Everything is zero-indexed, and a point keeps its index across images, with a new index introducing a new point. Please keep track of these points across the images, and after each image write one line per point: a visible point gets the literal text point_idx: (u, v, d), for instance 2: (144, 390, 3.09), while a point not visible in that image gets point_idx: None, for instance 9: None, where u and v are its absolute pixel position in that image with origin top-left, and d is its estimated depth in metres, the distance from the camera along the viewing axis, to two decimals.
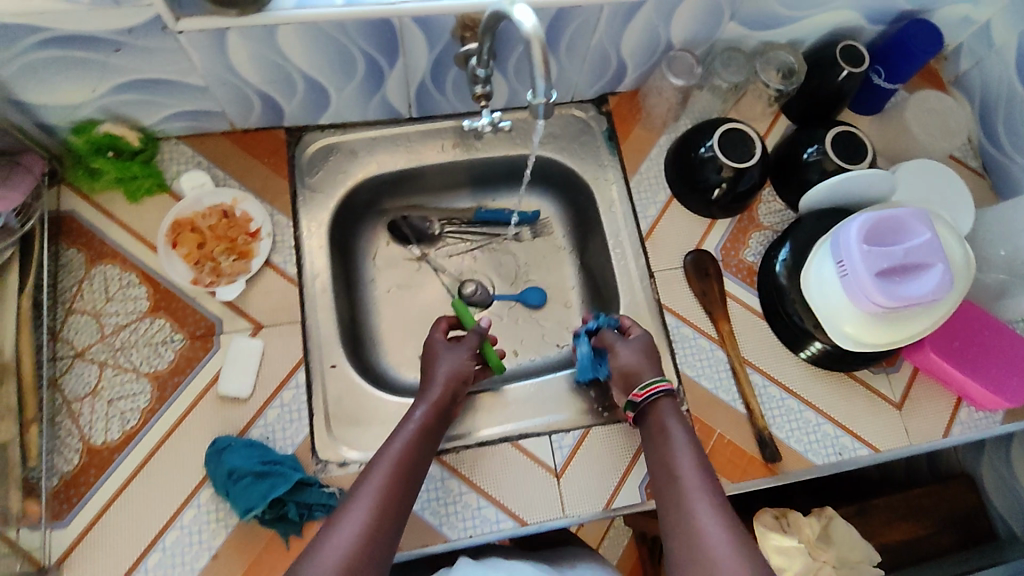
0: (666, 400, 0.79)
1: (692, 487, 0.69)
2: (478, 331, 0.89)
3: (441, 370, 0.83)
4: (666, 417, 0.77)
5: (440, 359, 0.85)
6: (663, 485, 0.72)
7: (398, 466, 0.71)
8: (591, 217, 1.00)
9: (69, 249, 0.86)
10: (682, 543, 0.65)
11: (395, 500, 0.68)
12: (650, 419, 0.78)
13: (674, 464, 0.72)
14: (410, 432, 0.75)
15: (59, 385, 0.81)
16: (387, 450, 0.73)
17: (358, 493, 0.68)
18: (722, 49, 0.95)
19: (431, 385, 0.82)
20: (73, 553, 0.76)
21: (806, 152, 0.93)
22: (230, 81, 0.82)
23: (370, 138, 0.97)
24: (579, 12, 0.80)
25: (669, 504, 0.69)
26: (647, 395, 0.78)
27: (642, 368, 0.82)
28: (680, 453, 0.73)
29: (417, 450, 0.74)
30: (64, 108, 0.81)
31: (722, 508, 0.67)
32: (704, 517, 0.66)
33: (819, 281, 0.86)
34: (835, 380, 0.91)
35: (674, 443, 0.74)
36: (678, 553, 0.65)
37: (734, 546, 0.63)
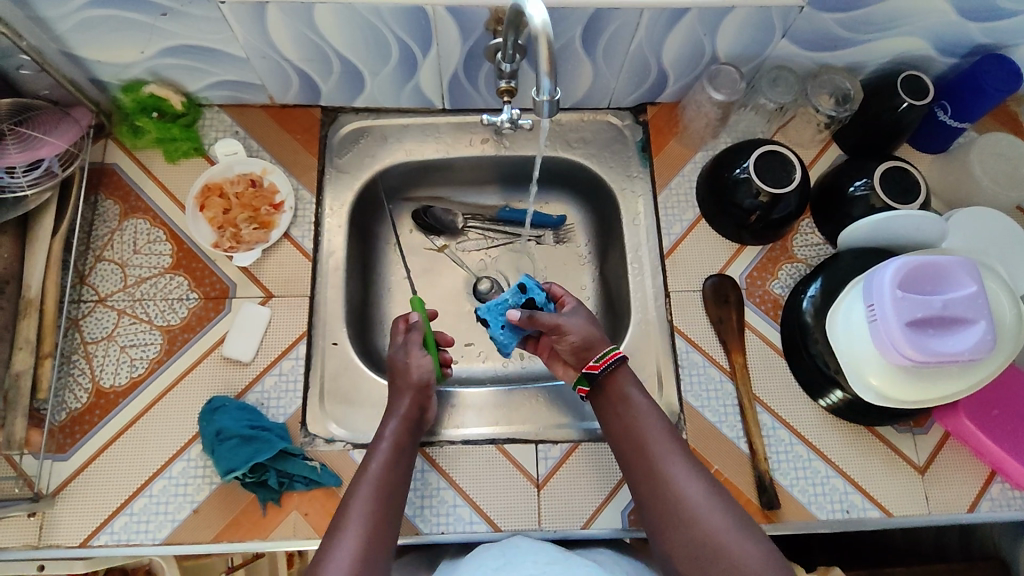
0: (622, 369, 0.78)
1: (670, 458, 0.71)
2: (415, 329, 0.84)
3: (407, 381, 0.80)
4: (626, 386, 0.77)
5: (406, 368, 0.80)
6: (637, 458, 0.73)
7: (380, 489, 0.71)
8: (615, 228, 0.97)
9: (107, 199, 0.91)
10: (677, 523, 0.68)
11: (382, 522, 0.69)
12: (607, 389, 0.77)
13: (645, 435, 0.73)
14: (385, 449, 0.74)
15: (79, 325, 0.85)
16: (367, 473, 0.72)
17: (344, 520, 0.68)
18: (771, 68, 0.91)
19: (397, 396, 0.79)
20: (69, 486, 0.79)
21: (853, 185, 0.87)
22: (270, 55, 0.85)
23: (402, 125, 0.98)
24: (617, 14, 0.79)
25: (650, 480, 0.71)
26: (603, 366, 0.76)
27: (591, 336, 0.78)
28: (649, 420, 0.74)
29: (395, 469, 0.73)
30: (116, 66, 0.86)
31: (700, 473, 0.71)
32: (692, 490, 0.69)
33: (846, 324, 0.80)
34: (852, 432, 0.85)
35: (640, 411, 0.75)
36: (674, 533, 0.68)
37: (727, 515, 0.67)
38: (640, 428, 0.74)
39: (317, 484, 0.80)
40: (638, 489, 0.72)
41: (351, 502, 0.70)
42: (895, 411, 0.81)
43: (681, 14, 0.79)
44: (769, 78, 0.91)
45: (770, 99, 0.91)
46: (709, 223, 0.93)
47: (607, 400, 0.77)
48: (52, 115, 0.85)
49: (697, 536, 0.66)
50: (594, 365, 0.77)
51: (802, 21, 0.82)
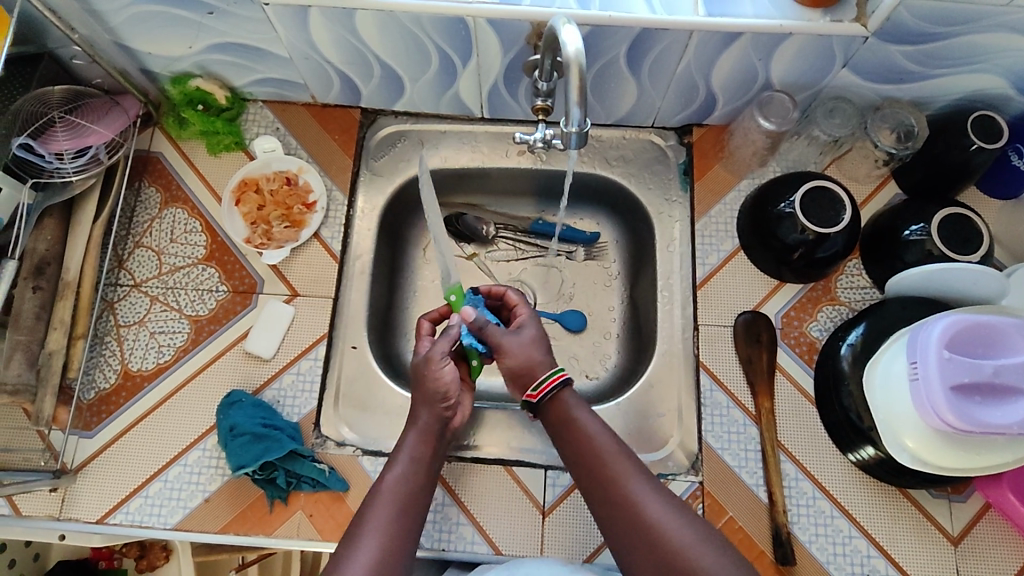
0: (568, 391, 0.72)
1: (628, 475, 0.67)
2: (444, 337, 0.75)
3: (427, 393, 0.73)
4: (573, 405, 0.72)
5: (428, 380, 0.73)
6: (595, 480, 0.68)
7: (400, 502, 0.68)
8: (648, 253, 0.94)
9: (150, 187, 0.93)
10: (643, 544, 0.63)
11: (401, 534, 0.66)
12: (554, 413, 0.72)
13: (600, 454, 0.68)
14: (406, 459, 0.71)
15: (113, 307, 0.88)
16: (385, 484, 0.69)
17: (361, 528, 0.66)
18: (828, 97, 0.86)
19: (419, 405, 0.75)
20: (92, 462, 0.82)
21: (908, 228, 0.81)
22: (312, 56, 0.85)
23: (440, 131, 0.98)
24: (664, 35, 0.75)
25: (611, 501, 0.66)
26: (540, 395, 0.71)
27: (531, 360, 0.73)
28: (602, 438, 0.69)
29: (415, 482, 0.70)
30: (166, 59, 0.88)
31: (661, 490, 0.67)
32: (655, 508, 0.65)
33: (885, 378, 0.75)
34: (882, 492, 0.80)
35: (591, 428, 0.70)
36: (639, 555, 0.63)
37: (694, 530, 0.63)
38: (593, 447, 0.69)
39: (324, 487, 0.81)
40: (614, 526, 0.66)
41: (368, 511, 0.67)
42: (931, 476, 0.75)
43: (733, 38, 0.75)
44: (826, 109, 0.86)
45: (824, 131, 0.87)
46: (748, 255, 0.89)
47: (553, 421, 0.73)
48: (101, 104, 0.88)
49: (666, 555, 0.62)
50: (533, 393, 0.72)
51: (866, 51, 0.76)
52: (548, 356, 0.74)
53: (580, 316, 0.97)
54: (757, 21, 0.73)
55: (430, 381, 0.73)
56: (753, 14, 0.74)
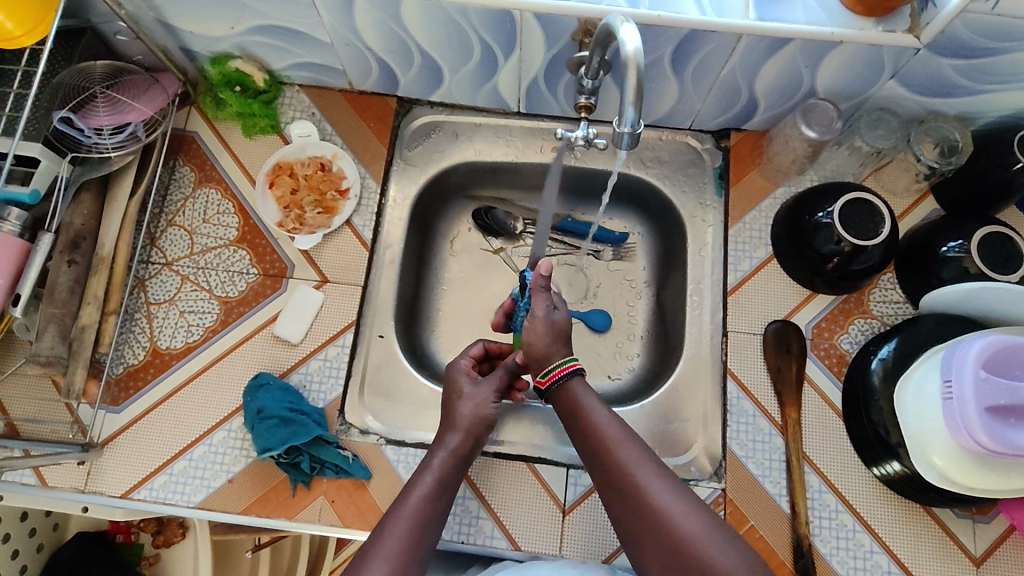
0: (577, 380, 0.73)
1: (636, 464, 0.67)
2: (501, 369, 0.80)
3: (465, 420, 0.76)
4: (582, 394, 0.73)
5: (469, 406, 0.77)
6: (604, 470, 0.69)
7: (421, 518, 0.67)
8: (679, 256, 0.94)
9: (184, 166, 0.93)
10: (652, 532, 0.64)
11: (416, 549, 0.65)
12: (563, 403, 0.73)
13: (606, 444, 0.69)
14: (432, 479, 0.71)
15: (144, 285, 0.88)
16: (408, 501, 0.68)
17: (377, 538, 0.64)
18: (872, 108, 0.85)
19: (450, 428, 0.76)
20: (118, 438, 0.83)
21: (946, 245, 0.80)
22: (353, 43, 0.85)
23: (475, 124, 0.97)
24: (712, 38, 0.74)
25: (619, 490, 0.67)
26: (547, 382, 0.74)
27: (546, 348, 0.74)
28: (609, 428, 0.70)
29: (438, 501, 0.69)
30: (207, 39, 0.87)
31: (671, 479, 0.67)
32: (662, 497, 0.64)
33: (916, 397, 0.74)
34: (906, 509, 0.79)
35: (602, 421, 0.70)
36: (650, 543, 0.64)
37: (703, 520, 0.63)
38: (601, 437, 0.69)
39: (347, 474, 0.81)
40: (628, 520, 0.66)
41: (387, 524, 0.66)
42: (958, 496, 0.75)
43: (783, 43, 0.74)
44: (870, 119, 0.85)
45: (867, 142, 0.86)
46: (782, 264, 0.88)
47: (565, 411, 0.74)
48: (142, 80, 0.88)
49: (674, 544, 0.62)
50: (539, 380, 0.75)
51: (916, 63, 0.75)
52: (564, 347, 0.74)
53: (605, 315, 0.97)
54: (808, 28, 0.72)
55: (469, 409, 0.77)
56: (805, 20, 0.73)
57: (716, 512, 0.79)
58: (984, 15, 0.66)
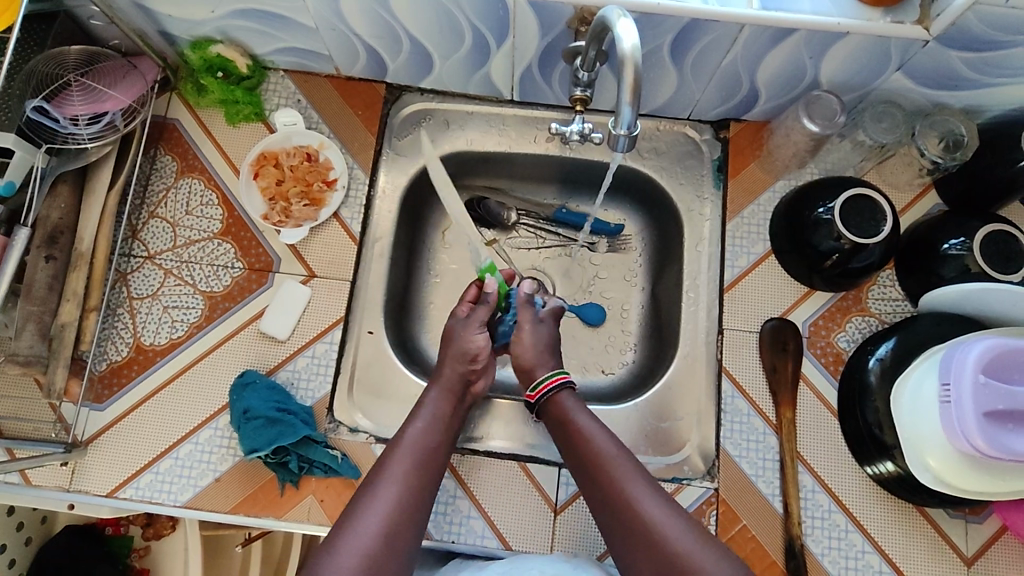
0: (567, 394, 0.77)
1: (627, 478, 0.69)
2: (484, 304, 0.82)
3: (455, 352, 0.79)
4: (572, 408, 0.75)
5: (460, 338, 0.80)
6: (596, 482, 0.70)
7: (417, 457, 0.71)
8: (675, 250, 0.92)
9: (166, 155, 0.90)
10: (641, 544, 0.65)
11: (412, 484, 0.69)
12: (558, 414, 0.76)
13: (598, 458, 0.71)
14: (427, 416, 0.74)
15: (126, 279, 0.86)
16: (403, 442, 0.72)
17: (379, 475, 0.69)
18: (877, 100, 0.82)
19: (443, 367, 0.79)
20: (102, 436, 0.81)
21: (948, 242, 0.79)
22: (340, 28, 0.82)
23: (468, 112, 0.94)
24: (714, 28, 0.72)
25: (611, 503, 0.68)
26: (552, 384, 0.77)
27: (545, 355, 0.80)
28: (601, 445, 0.71)
29: (432, 440, 0.73)
30: (186, 22, 0.83)
31: (662, 495, 0.69)
32: (653, 510, 0.67)
33: (913, 399, 0.73)
34: (898, 509, 0.79)
35: (594, 435, 0.72)
36: (638, 553, 0.66)
37: (690, 531, 0.66)
38: (592, 452, 0.71)
39: (336, 474, 0.80)
40: (616, 531, 0.68)
41: (384, 466, 0.70)
42: (951, 498, 0.74)
43: (786, 34, 0.71)
44: (874, 112, 0.83)
45: (871, 135, 0.83)
46: (780, 260, 0.86)
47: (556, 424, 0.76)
48: (118, 66, 0.85)
49: (662, 554, 0.64)
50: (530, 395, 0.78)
51: (924, 55, 0.72)
52: (551, 360, 0.80)
53: (599, 309, 0.95)
54: (814, 19, 0.69)
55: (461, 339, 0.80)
56: (811, 10, 0.70)
57: (708, 512, 0.79)
58: (998, 8, 0.63)
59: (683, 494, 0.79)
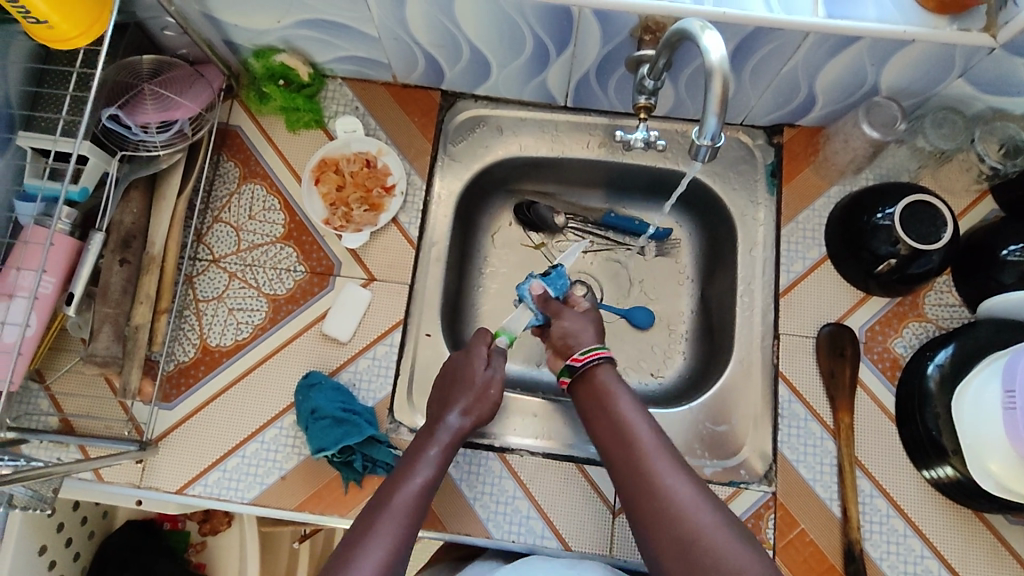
0: (605, 365, 0.78)
1: (652, 453, 0.69)
2: (501, 355, 0.84)
3: (467, 392, 0.80)
4: (608, 382, 0.76)
5: (470, 378, 0.80)
6: (623, 453, 0.71)
7: (420, 497, 0.71)
8: (727, 254, 0.93)
9: (228, 160, 0.92)
10: (662, 523, 0.65)
11: (414, 527, 0.69)
12: (589, 380, 0.77)
13: (630, 430, 0.71)
14: (432, 460, 0.74)
15: (193, 282, 0.88)
16: (410, 482, 0.72)
17: (383, 512, 0.69)
18: (938, 106, 0.83)
19: (449, 407, 0.79)
20: (171, 434, 0.83)
21: (1006, 248, 0.78)
22: (402, 37, 0.83)
23: (521, 118, 0.96)
24: (777, 35, 0.72)
25: (634, 474, 0.69)
26: (584, 360, 0.78)
27: (581, 335, 0.82)
28: (632, 416, 0.72)
29: (433, 484, 0.73)
30: (251, 32, 0.85)
31: (689, 472, 0.68)
32: (679, 486, 0.66)
33: (974, 406, 0.73)
34: (957, 514, 0.79)
35: (624, 405, 0.73)
36: (658, 529, 0.65)
37: (718, 513, 0.65)
38: (624, 425, 0.72)
39: None
40: (637, 504, 0.68)
41: (389, 504, 0.69)
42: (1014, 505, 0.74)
43: (851, 42, 0.72)
44: (935, 118, 0.83)
45: (931, 141, 0.83)
46: (835, 265, 0.87)
47: (588, 397, 0.77)
48: (186, 74, 0.87)
49: (684, 532, 0.64)
50: (574, 358, 0.79)
51: (988, 62, 0.72)
52: (593, 334, 0.83)
53: (647, 313, 0.96)
54: (879, 28, 0.70)
55: (482, 395, 0.80)
56: (877, 17, 0.70)
57: (766, 516, 0.80)
58: None
59: (742, 498, 0.80)
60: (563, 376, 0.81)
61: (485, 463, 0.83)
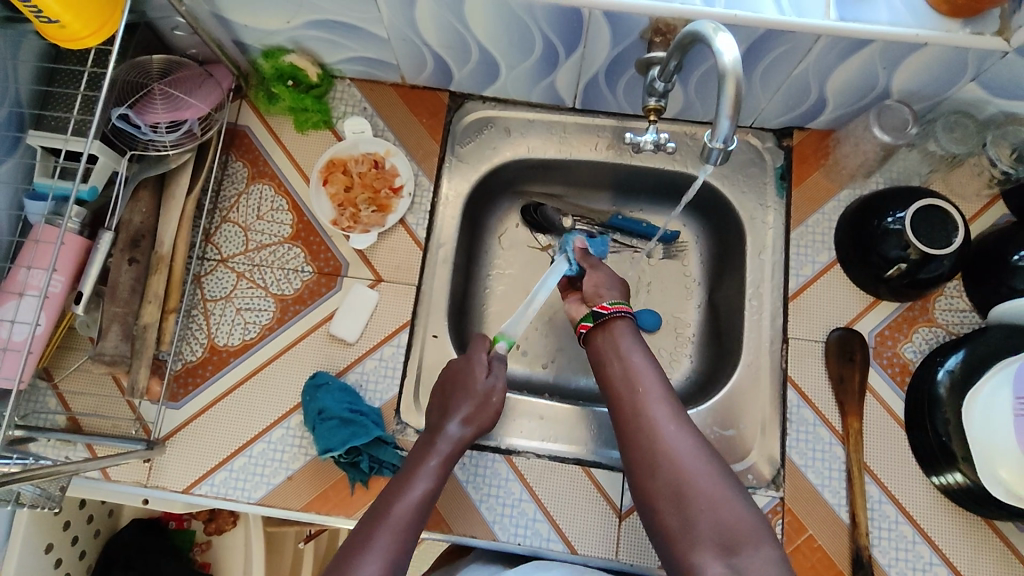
0: (624, 320, 0.80)
1: (655, 400, 0.72)
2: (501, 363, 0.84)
3: (468, 402, 0.79)
4: (622, 333, 0.79)
5: (470, 388, 0.80)
6: (625, 398, 0.74)
7: (418, 509, 0.71)
8: (735, 258, 0.92)
9: (237, 161, 0.93)
10: (653, 460, 0.69)
11: (411, 537, 0.69)
12: (603, 333, 0.80)
13: (636, 378, 0.74)
14: (431, 472, 0.74)
15: (201, 282, 0.88)
16: (408, 492, 0.72)
17: (381, 523, 0.69)
18: (949, 111, 0.82)
19: (449, 418, 0.78)
20: (179, 433, 0.84)
21: (1018, 253, 0.78)
22: (410, 38, 0.83)
23: (529, 119, 0.96)
24: (789, 38, 0.72)
25: (634, 417, 0.72)
26: (611, 309, 0.80)
27: (611, 287, 0.84)
28: (639, 364, 0.75)
29: (433, 497, 0.73)
30: (261, 32, 0.85)
31: (686, 422, 0.72)
32: (675, 432, 0.70)
33: (984, 412, 0.72)
34: (966, 521, 0.79)
35: (633, 355, 0.76)
36: (648, 465, 0.69)
37: (711, 462, 0.68)
38: (631, 372, 0.75)
39: None
40: (632, 445, 0.71)
41: (387, 515, 0.70)
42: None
43: (862, 45, 0.71)
44: (946, 122, 0.83)
45: (942, 145, 0.83)
46: (845, 269, 0.86)
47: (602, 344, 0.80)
48: (195, 74, 0.87)
49: (674, 471, 0.67)
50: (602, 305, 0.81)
51: (1001, 66, 0.72)
52: (620, 292, 0.84)
53: (655, 315, 0.96)
54: (891, 30, 0.69)
55: (483, 404, 0.79)
56: (889, 20, 0.70)
57: (774, 521, 0.79)
58: None
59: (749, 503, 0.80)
60: (584, 320, 0.83)
61: (492, 465, 0.83)
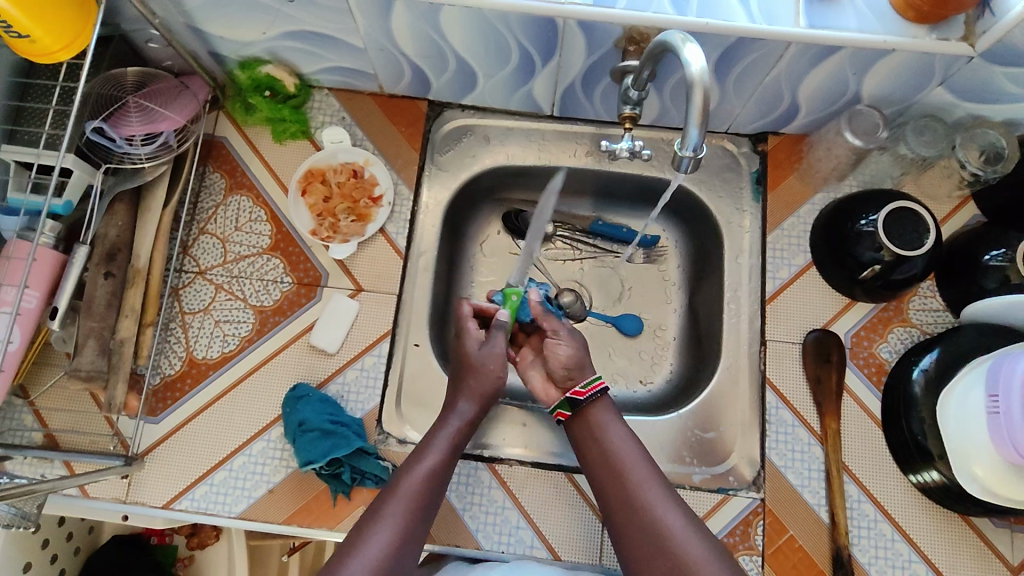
0: (603, 400, 0.76)
1: (646, 483, 0.69)
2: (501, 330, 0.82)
3: (473, 378, 0.79)
4: (603, 416, 0.75)
5: (474, 362, 0.79)
6: (613, 486, 0.70)
7: (432, 480, 0.71)
8: (714, 262, 0.93)
9: (214, 172, 0.92)
10: (652, 551, 0.65)
11: (423, 509, 0.69)
12: (584, 416, 0.76)
13: (623, 462, 0.70)
14: (445, 443, 0.74)
15: (179, 295, 0.88)
16: (419, 463, 0.71)
17: (390, 496, 0.69)
18: (919, 114, 0.84)
19: (461, 392, 0.78)
20: (158, 448, 0.83)
21: (989, 253, 0.79)
22: (387, 47, 0.83)
23: (507, 127, 0.96)
24: (761, 45, 0.73)
25: (627, 507, 0.68)
26: (587, 394, 0.76)
27: (580, 363, 0.79)
28: (625, 448, 0.72)
29: (446, 469, 0.72)
30: (237, 43, 0.85)
31: (681, 504, 0.68)
32: (671, 518, 0.66)
33: (959, 411, 0.73)
34: (943, 518, 0.80)
35: (617, 438, 0.72)
36: (649, 560, 0.65)
37: (710, 545, 0.65)
38: (617, 457, 0.71)
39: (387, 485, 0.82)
40: (627, 535, 0.67)
41: (399, 487, 0.69)
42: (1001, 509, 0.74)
43: (832, 52, 0.73)
44: (916, 126, 0.84)
45: (913, 148, 0.84)
46: (820, 271, 0.88)
47: (583, 428, 0.76)
48: (171, 86, 0.87)
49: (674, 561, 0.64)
50: (578, 390, 0.76)
51: (967, 71, 0.73)
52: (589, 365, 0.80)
53: (636, 320, 0.97)
54: (860, 37, 0.70)
55: (483, 373, 0.79)
56: (858, 27, 0.71)
57: (755, 523, 0.80)
58: None
59: (731, 505, 0.80)
60: (561, 408, 0.77)
61: (475, 473, 0.83)
